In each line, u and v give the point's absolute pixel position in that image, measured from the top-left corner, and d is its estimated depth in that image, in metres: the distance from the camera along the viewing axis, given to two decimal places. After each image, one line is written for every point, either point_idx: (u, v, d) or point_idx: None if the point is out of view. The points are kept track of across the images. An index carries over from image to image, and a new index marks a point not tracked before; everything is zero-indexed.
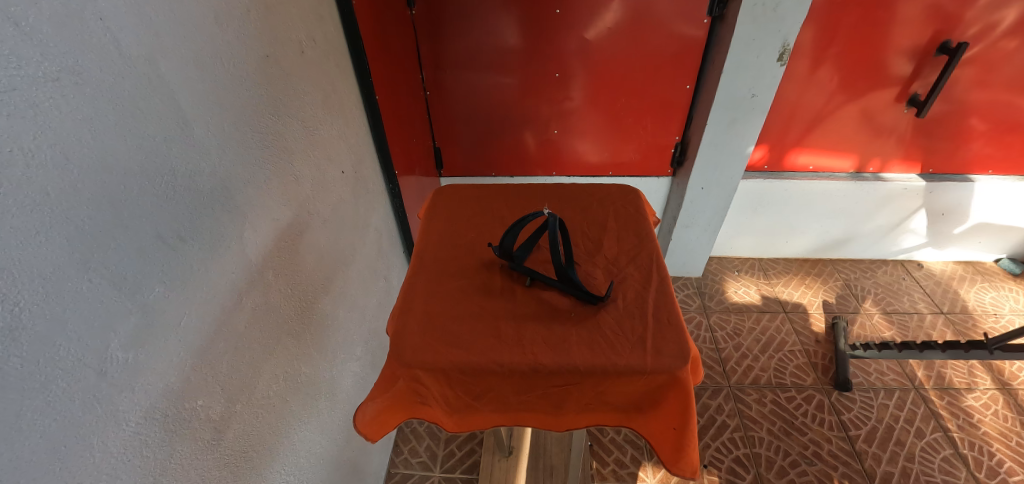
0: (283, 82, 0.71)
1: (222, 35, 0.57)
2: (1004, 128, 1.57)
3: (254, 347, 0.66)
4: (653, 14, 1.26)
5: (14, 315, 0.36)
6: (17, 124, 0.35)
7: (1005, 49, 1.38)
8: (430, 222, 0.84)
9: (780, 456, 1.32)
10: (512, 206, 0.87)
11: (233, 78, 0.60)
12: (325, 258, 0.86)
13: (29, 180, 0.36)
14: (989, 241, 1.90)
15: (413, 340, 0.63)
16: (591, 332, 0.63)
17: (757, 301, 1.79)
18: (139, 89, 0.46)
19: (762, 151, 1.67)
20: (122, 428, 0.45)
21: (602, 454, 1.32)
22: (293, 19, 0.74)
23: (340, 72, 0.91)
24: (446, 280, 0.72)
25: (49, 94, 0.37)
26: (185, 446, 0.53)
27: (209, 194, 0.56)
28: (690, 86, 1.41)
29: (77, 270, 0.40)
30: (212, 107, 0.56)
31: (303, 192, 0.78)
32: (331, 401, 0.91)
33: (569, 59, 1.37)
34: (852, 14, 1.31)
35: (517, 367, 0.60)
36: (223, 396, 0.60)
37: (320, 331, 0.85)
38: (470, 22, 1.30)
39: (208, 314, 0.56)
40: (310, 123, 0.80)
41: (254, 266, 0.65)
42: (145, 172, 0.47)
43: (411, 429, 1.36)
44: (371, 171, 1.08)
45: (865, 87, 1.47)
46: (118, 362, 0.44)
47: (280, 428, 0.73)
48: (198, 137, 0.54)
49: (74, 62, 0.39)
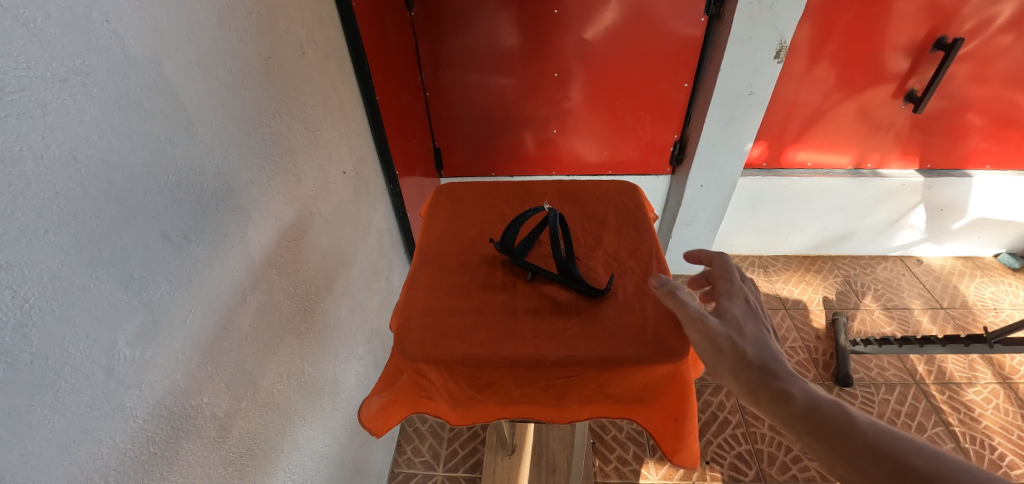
0: (285, 83, 0.72)
1: (225, 38, 0.58)
2: (1002, 123, 1.58)
3: (259, 346, 0.67)
4: (650, 13, 1.27)
5: (23, 311, 0.37)
6: (26, 124, 0.36)
7: (1001, 44, 1.39)
8: (431, 220, 0.85)
9: (782, 452, 1.32)
10: (513, 203, 0.88)
11: (236, 80, 0.61)
12: (328, 257, 0.87)
13: (38, 177, 0.37)
14: (988, 236, 1.90)
15: (416, 334, 0.64)
16: (591, 325, 0.64)
17: None
18: (144, 90, 0.46)
19: (760, 148, 1.68)
20: (129, 424, 0.46)
21: (604, 452, 1.32)
22: (294, 20, 0.74)
23: (341, 73, 0.92)
24: (449, 275, 0.73)
25: (57, 94, 0.38)
26: (193, 443, 0.54)
27: (213, 195, 0.56)
28: (688, 85, 1.42)
29: (85, 269, 0.41)
30: (215, 108, 0.57)
31: (305, 192, 0.78)
32: (335, 400, 0.92)
33: (568, 59, 1.38)
34: (848, 11, 1.32)
35: (519, 360, 0.61)
36: (229, 394, 0.61)
37: (322, 330, 0.86)
38: (469, 24, 1.31)
39: (212, 313, 0.57)
40: (312, 124, 0.80)
41: (257, 264, 0.66)
42: (151, 173, 0.47)
43: (414, 429, 1.36)
44: (372, 171, 1.09)
45: (862, 84, 1.48)
46: (125, 359, 0.45)
47: (284, 426, 0.74)
48: (202, 137, 0.54)
49: (82, 63, 0.40)
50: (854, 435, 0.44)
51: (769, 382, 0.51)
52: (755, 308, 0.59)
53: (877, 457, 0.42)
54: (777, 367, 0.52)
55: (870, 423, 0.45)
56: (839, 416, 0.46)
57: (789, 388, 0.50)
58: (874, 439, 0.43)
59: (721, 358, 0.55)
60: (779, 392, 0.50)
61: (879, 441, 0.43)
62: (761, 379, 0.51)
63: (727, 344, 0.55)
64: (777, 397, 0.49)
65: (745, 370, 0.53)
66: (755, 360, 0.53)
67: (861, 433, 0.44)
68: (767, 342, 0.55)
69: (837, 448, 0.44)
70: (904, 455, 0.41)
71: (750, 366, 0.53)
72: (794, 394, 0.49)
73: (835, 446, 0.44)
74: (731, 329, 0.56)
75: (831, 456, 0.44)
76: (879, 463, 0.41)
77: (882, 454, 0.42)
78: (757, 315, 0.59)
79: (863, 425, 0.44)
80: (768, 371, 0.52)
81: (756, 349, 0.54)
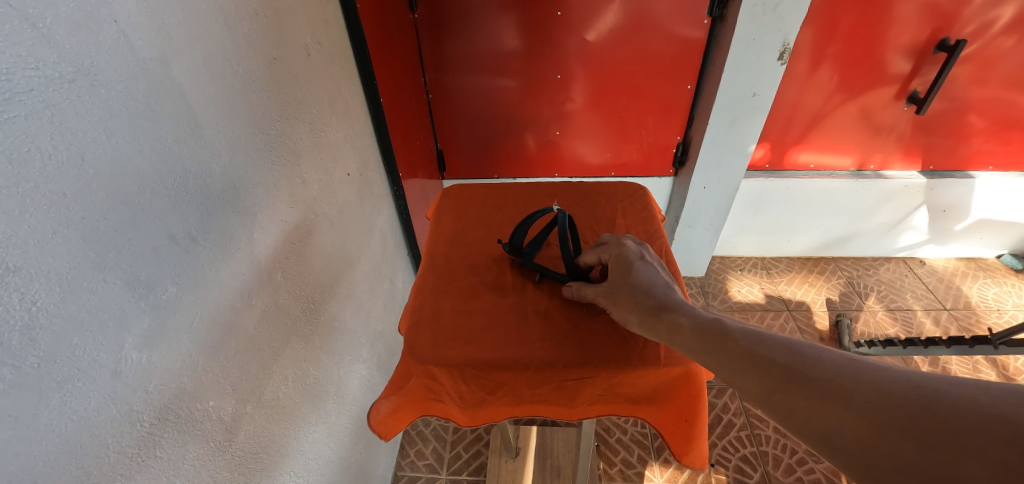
0: (291, 84, 0.72)
1: (231, 40, 0.58)
2: (1004, 124, 1.58)
3: (265, 348, 0.66)
4: (653, 15, 1.27)
5: (30, 314, 0.36)
6: (34, 124, 0.36)
7: (1002, 46, 1.39)
8: (439, 221, 0.84)
9: (787, 454, 1.31)
10: (521, 205, 0.88)
11: (242, 81, 0.60)
12: (333, 259, 0.86)
13: (46, 180, 0.37)
14: (990, 237, 1.90)
15: (425, 337, 0.63)
16: (602, 327, 0.64)
17: (761, 300, 1.79)
18: (152, 91, 0.46)
19: (763, 150, 1.68)
20: (135, 428, 0.45)
21: (608, 454, 1.31)
22: (300, 21, 0.74)
23: (346, 75, 0.92)
24: (457, 277, 0.72)
25: (66, 95, 0.38)
26: (198, 447, 0.53)
27: (219, 196, 0.56)
28: (690, 87, 1.42)
29: (92, 270, 0.41)
30: (221, 108, 0.56)
31: (311, 194, 0.78)
32: (339, 403, 0.91)
33: (569, 61, 1.38)
34: (850, 13, 1.32)
35: (529, 362, 0.60)
36: (235, 397, 0.60)
37: (327, 333, 0.85)
38: (472, 26, 1.31)
39: (218, 316, 0.56)
40: (317, 126, 0.80)
41: (263, 266, 0.65)
42: (158, 175, 0.47)
43: (417, 432, 1.35)
44: (376, 174, 1.08)
45: (864, 85, 1.48)
46: (132, 363, 0.44)
47: (290, 430, 0.73)
48: (208, 138, 0.54)
49: (90, 64, 0.40)
50: (732, 345, 0.47)
51: (661, 318, 0.54)
52: (635, 251, 0.64)
53: (751, 359, 0.45)
54: (668, 300, 0.56)
55: (744, 330, 0.48)
56: (719, 331, 0.49)
57: (679, 316, 0.53)
58: (747, 344, 0.46)
59: (623, 312, 0.59)
60: (671, 323, 0.53)
61: (752, 345, 0.46)
62: (655, 318, 0.55)
63: (624, 299, 0.59)
64: (669, 328, 0.53)
65: (642, 317, 0.56)
66: (648, 302, 0.57)
67: (738, 341, 0.47)
68: (654, 281, 0.59)
69: (722, 360, 0.47)
70: (769, 353, 0.45)
71: (645, 311, 0.56)
72: (682, 322, 0.52)
73: (721, 359, 0.47)
74: (619, 284, 0.61)
75: (718, 369, 0.47)
76: (752, 363, 0.45)
77: (754, 355, 0.45)
78: (642, 257, 0.63)
79: (739, 334, 0.48)
80: (660, 305, 0.56)
81: (643, 291, 0.58)
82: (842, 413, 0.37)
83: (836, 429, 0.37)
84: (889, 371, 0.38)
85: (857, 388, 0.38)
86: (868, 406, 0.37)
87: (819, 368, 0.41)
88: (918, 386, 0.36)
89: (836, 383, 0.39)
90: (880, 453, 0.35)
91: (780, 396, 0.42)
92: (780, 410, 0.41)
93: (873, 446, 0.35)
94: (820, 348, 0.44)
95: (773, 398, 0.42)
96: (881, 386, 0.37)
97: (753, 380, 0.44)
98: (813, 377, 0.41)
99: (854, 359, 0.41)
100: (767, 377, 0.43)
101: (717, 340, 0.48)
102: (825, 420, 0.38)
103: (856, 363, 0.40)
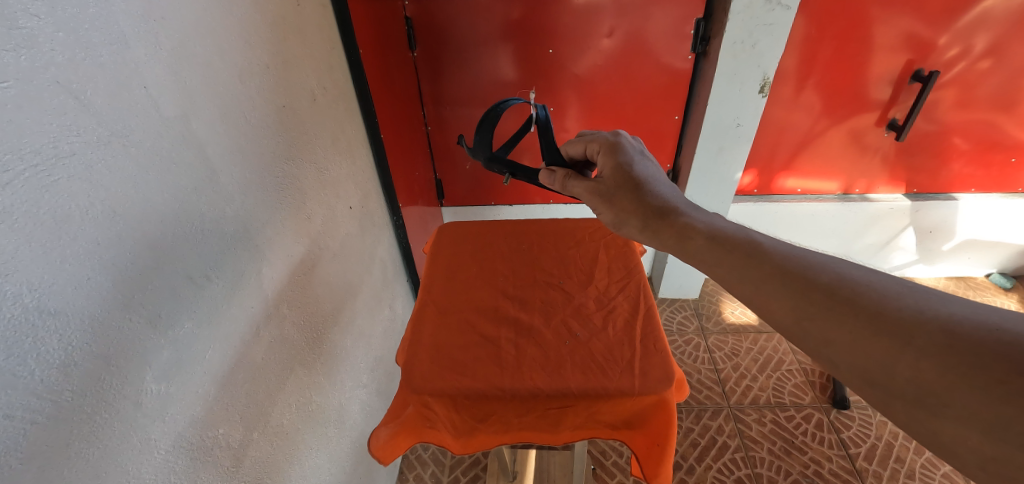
0: (297, 128, 0.77)
1: (244, 91, 0.64)
2: (984, 147, 1.64)
3: (270, 378, 0.70)
4: (640, 51, 1.34)
5: (66, 354, 0.40)
6: (75, 184, 0.41)
7: (980, 70, 1.45)
8: (435, 257, 0.89)
9: (781, 476, 1.33)
10: (511, 239, 0.94)
11: (254, 130, 0.66)
12: (336, 290, 0.91)
13: (83, 232, 0.41)
14: (979, 256, 1.94)
15: (422, 369, 0.68)
16: (584, 359, 0.69)
17: (755, 322, 1.81)
18: (175, 148, 0.51)
19: (751, 176, 1.75)
20: (154, 455, 0.49)
21: (604, 477, 1.33)
22: (305, 71, 0.80)
23: (349, 115, 0.98)
24: (453, 312, 0.77)
25: (101, 156, 0.43)
26: (208, 473, 0.57)
27: (231, 236, 0.61)
28: (678, 117, 1.49)
29: (119, 311, 0.45)
30: (234, 155, 0.62)
31: (315, 229, 0.83)
32: (341, 429, 0.94)
33: (563, 92, 1.44)
34: (828, 46, 1.40)
35: (518, 393, 0.64)
36: (242, 424, 0.63)
37: (330, 362, 0.89)
38: (469, 62, 1.38)
39: (228, 351, 0.60)
40: (321, 164, 0.86)
41: (270, 300, 0.70)
42: (179, 220, 0.52)
43: (416, 456, 1.37)
44: (377, 205, 1.13)
45: (848, 112, 1.54)
46: (152, 394, 0.48)
47: (291, 455, 0.76)
48: (222, 185, 0.59)
49: (122, 126, 0.45)
50: (763, 264, 0.51)
51: (674, 223, 0.62)
52: (634, 150, 0.74)
53: (786, 283, 0.48)
54: (676, 209, 0.64)
55: (776, 248, 0.52)
56: (751, 249, 0.53)
57: (693, 223, 0.60)
58: (779, 263, 0.50)
59: (631, 217, 0.67)
60: (683, 228, 0.60)
61: (785, 267, 0.49)
62: (666, 224, 0.63)
63: (630, 201, 0.68)
64: (681, 234, 0.60)
65: (648, 219, 0.65)
66: (655, 204, 0.65)
67: (770, 260, 0.50)
68: (657, 180, 0.69)
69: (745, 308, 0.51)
70: (814, 276, 0.47)
71: (653, 215, 0.65)
72: (696, 231, 0.59)
73: (751, 280, 0.50)
74: (627, 183, 0.69)
75: (745, 285, 0.51)
76: (782, 310, 0.47)
77: (791, 282, 0.48)
78: (639, 154, 0.74)
79: (771, 252, 0.51)
80: (667, 210, 0.64)
81: (648, 193, 0.66)
82: (900, 352, 0.39)
83: (886, 371, 0.39)
84: (963, 314, 0.38)
85: (919, 329, 0.39)
86: (929, 350, 0.38)
87: (873, 299, 0.42)
88: (995, 332, 0.36)
89: (894, 320, 0.40)
90: (937, 396, 0.37)
91: (817, 324, 0.44)
92: (817, 339, 0.44)
93: (930, 390, 0.37)
94: (868, 272, 0.45)
95: (808, 324, 0.45)
96: (949, 327, 0.38)
97: (780, 302, 0.47)
98: (865, 308, 0.42)
99: (915, 288, 0.42)
100: (805, 304, 0.45)
101: (751, 257, 0.52)
102: (877, 359, 0.40)
103: (916, 293, 0.41)
